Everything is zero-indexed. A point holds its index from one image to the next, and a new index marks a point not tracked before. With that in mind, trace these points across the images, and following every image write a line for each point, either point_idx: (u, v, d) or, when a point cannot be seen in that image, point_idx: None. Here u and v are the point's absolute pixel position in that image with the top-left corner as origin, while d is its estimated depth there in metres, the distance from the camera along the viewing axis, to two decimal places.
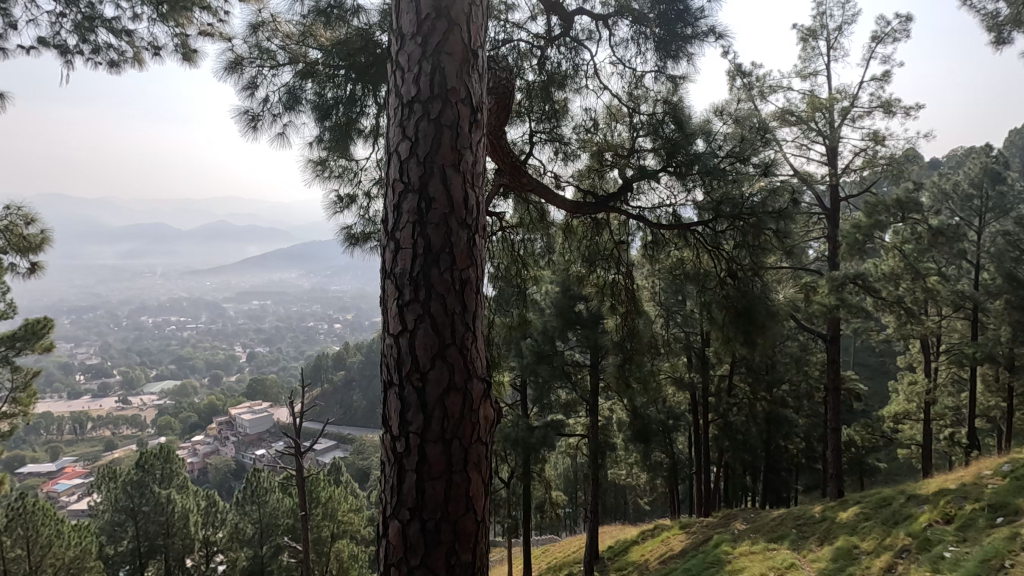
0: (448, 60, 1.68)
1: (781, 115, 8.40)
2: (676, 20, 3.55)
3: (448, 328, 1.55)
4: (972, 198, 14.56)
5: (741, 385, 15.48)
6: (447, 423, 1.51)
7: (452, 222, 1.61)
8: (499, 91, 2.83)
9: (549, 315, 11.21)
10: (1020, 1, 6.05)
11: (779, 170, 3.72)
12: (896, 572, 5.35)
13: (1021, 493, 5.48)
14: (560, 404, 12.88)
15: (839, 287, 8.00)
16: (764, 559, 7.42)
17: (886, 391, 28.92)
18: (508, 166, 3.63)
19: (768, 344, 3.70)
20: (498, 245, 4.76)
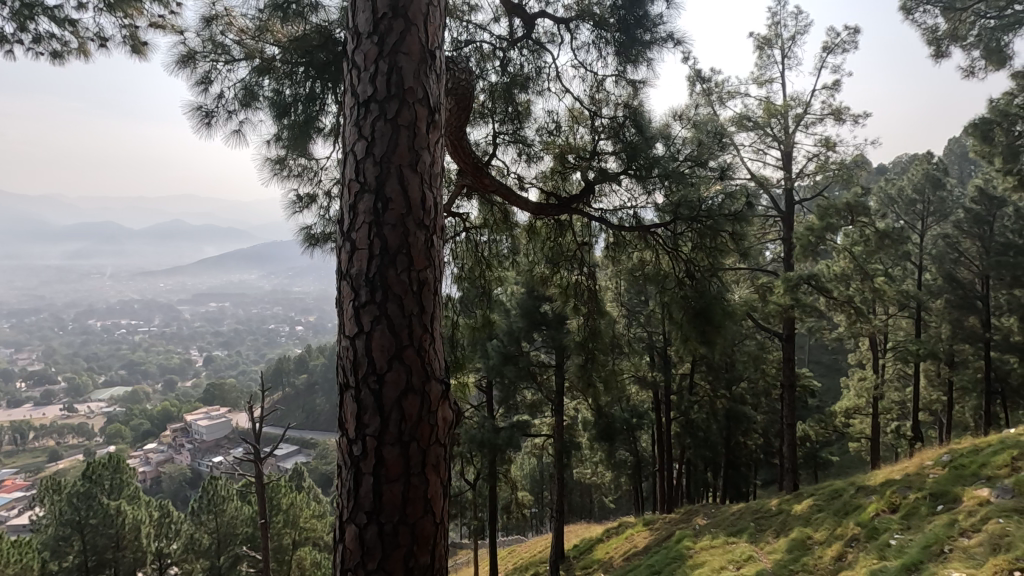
0: (405, 60, 1.67)
1: (739, 120, 8.65)
2: (636, 25, 3.62)
3: (406, 329, 1.54)
4: (915, 203, 15.30)
5: (701, 383, 15.85)
6: (404, 426, 1.50)
7: (409, 222, 1.59)
8: (460, 92, 2.81)
9: (514, 315, 11.25)
10: (956, 17, 6.42)
11: (734, 174, 3.86)
12: (847, 561, 5.58)
13: (959, 482, 5.81)
14: (526, 404, 12.91)
15: (794, 287, 8.31)
16: (724, 552, 7.62)
17: (838, 388, 30.17)
18: (470, 167, 3.60)
19: (725, 343, 3.79)
20: (460, 246, 4.75)
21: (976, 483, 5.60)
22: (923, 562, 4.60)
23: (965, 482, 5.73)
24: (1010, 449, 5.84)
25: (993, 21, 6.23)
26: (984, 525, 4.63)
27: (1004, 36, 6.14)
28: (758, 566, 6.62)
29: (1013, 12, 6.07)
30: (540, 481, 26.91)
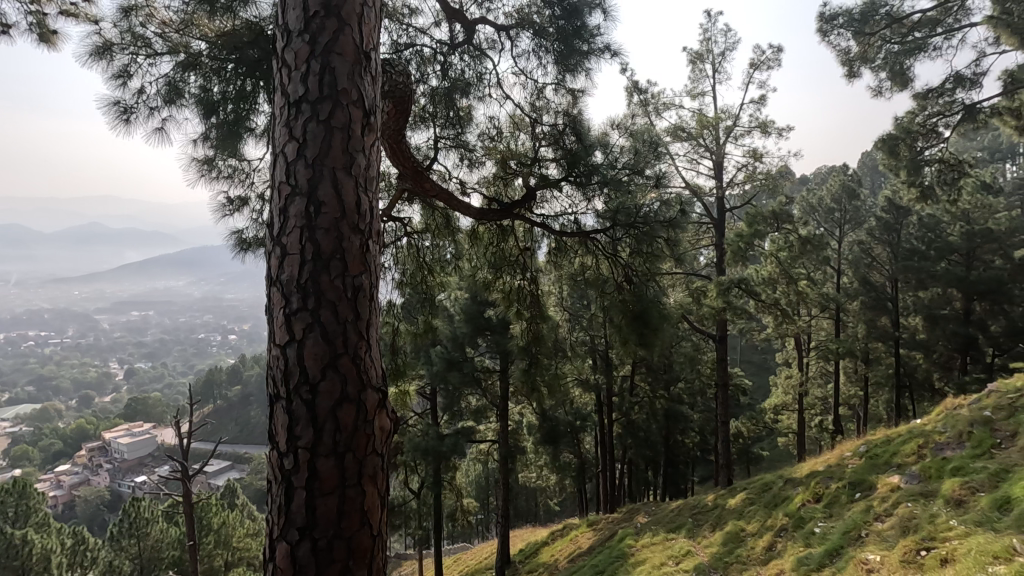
0: (339, 61, 1.63)
1: (674, 130, 9.01)
2: (574, 35, 3.69)
3: (341, 337, 1.49)
4: (833, 211, 16.41)
5: (641, 384, 16.30)
6: (339, 436, 1.45)
7: (344, 227, 1.55)
8: (398, 96, 2.77)
9: (458, 321, 11.16)
10: (867, 41, 6.95)
11: (669, 182, 4.01)
12: (776, 550, 5.88)
13: (874, 470, 6.26)
14: (470, 410, 12.86)
15: (725, 291, 8.71)
16: (664, 548, 7.85)
17: (767, 386, 31.92)
18: (410, 170, 3.56)
19: (662, 344, 3.94)
20: (401, 251, 4.67)
21: (888, 471, 6.05)
22: (843, 546, 4.93)
23: (879, 470, 6.18)
24: (917, 438, 6.36)
25: (897, 46, 6.85)
26: (895, 509, 5.01)
27: (906, 60, 6.83)
28: (696, 560, 6.85)
29: (913, 38, 6.75)
30: (486, 487, 26.84)
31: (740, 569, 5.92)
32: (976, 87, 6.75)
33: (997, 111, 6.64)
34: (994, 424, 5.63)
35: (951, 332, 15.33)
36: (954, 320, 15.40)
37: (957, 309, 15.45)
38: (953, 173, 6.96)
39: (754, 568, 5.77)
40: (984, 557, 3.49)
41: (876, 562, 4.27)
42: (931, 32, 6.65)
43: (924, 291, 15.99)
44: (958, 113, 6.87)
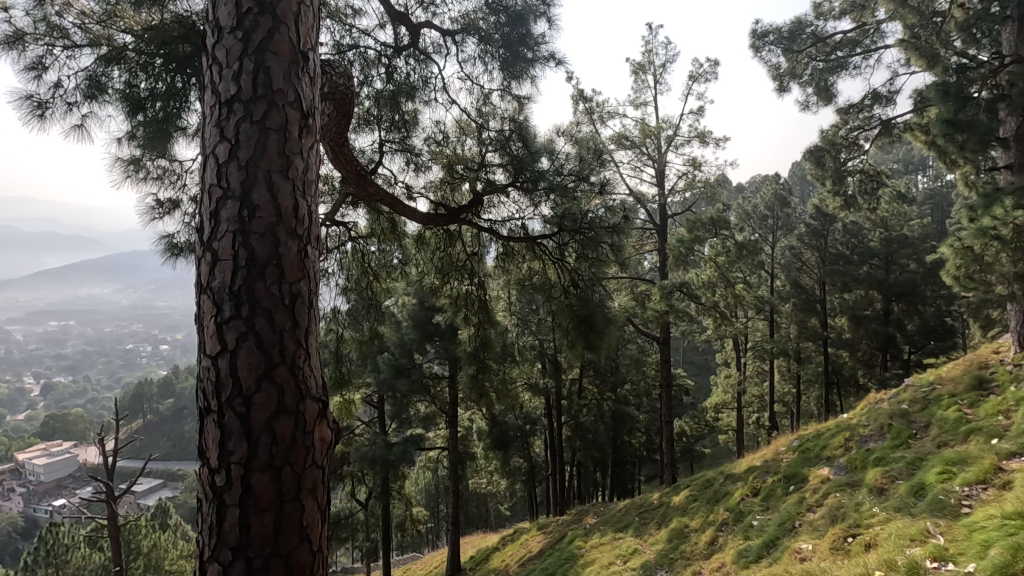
0: (274, 60, 1.58)
1: (618, 138, 9.24)
2: (519, 43, 3.73)
3: (277, 346, 1.43)
4: (766, 218, 17.30)
5: (589, 387, 16.58)
6: (275, 449, 1.39)
7: (280, 231, 1.50)
8: (339, 98, 2.71)
9: (406, 327, 11.00)
10: (795, 57, 7.36)
11: (614, 189, 4.11)
12: (718, 544, 6.09)
13: (806, 463, 6.62)
14: (419, 417, 12.69)
15: (668, 295, 9.02)
16: (612, 548, 7.99)
17: (708, 386, 33.25)
18: (353, 174, 3.48)
19: (608, 347, 4.06)
20: (346, 256, 4.56)
21: (819, 463, 6.40)
22: (780, 537, 5.17)
23: (810, 463, 6.53)
24: (844, 431, 6.77)
25: (822, 64, 7.30)
26: (826, 499, 5.30)
27: (830, 78, 7.28)
28: (643, 558, 7.00)
29: (836, 57, 7.23)
30: (436, 495, 26.52)
31: (685, 564, 6.09)
32: (891, 104, 7.29)
33: (909, 127, 7.20)
34: (911, 416, 6.07)
35: (872, 331, 16.44)
36: (874, 320, 16.53)
37: (877, 310, 16.60)
38: (872, 184, 7.50)
39: (698, 562, 5.96)
40: (903, 540, 3.75)
41: (808, 550, 4.49)
42: (851, 52, 7.15)
43: (848, 293, 17.09)
44: (875, 128, 7.41)
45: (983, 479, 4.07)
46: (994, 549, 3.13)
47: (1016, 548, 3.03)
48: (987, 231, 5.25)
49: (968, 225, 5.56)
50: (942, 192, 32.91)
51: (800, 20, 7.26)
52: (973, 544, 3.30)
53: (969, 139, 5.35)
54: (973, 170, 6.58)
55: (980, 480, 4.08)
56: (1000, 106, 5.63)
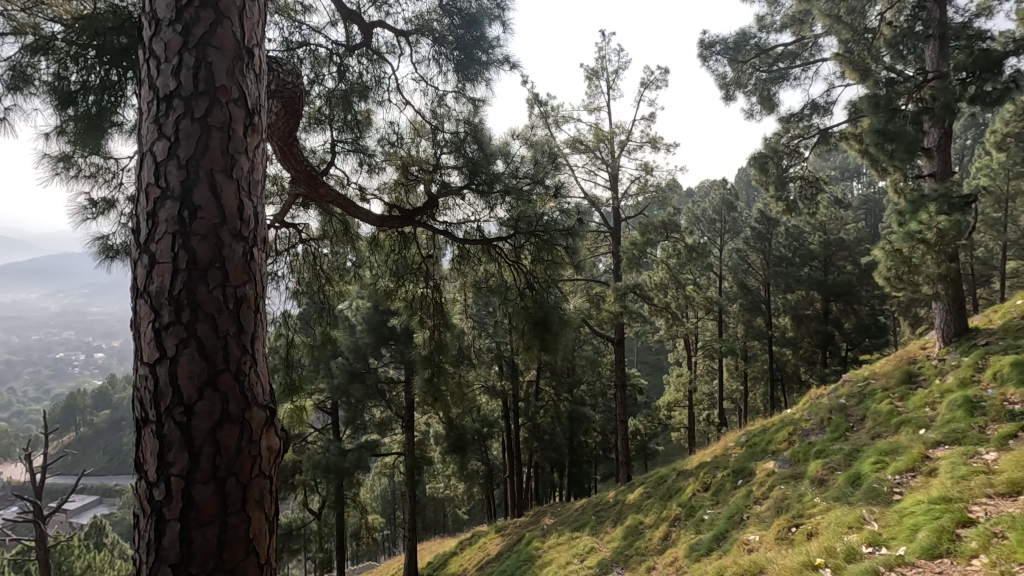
0: (216, 55, 1.52)
1: (573, 142, 9.38)
2: (474, 45, 3.72)
3: (220, 352, 1.38)
4: (715, 222, 17.93)
5: (546, 388, 16.69)
6: (219, 459, 1.34)
7: (223, 233, 1.44)
8: (288, 97, 2.64)
9: (360, 331, 10.81)
10: (741, 67, 7.65)
11: (569, 193, 4.17)
12: (671, 539, 6.25)
13: (753, 457, 6.87)
14: (375, 422, 12.47)
15: (622, 297, 9.24)
16: (569, 548, 8.06)
17: (660, 385, 34.17)
18: (303, 174, 3.39)
19: (563, 349, 4.09)
20: (297, 259, 4.43)
21: (765, 457, 6.67)
22: (729, 530, 5.36)
23: (757, 458, 6.79)
24: (788, 426, 7.07)
25: (765, 74, 7.64)
26: (771, 492, 5.52)
27: (773, 88, 7.62)
28: (599, 556, 7.10)
29: (778, 68, 7.57)
30: (392, 501, 26.14)
31: (640, 561, 6.21)
32: (828, 114, 7.69)
33: (845, 136, 7.61)
34: (848, 410, 6.42)
35: (813, 330, 17.25)
36: (815, 319, 17.36)
37: (817, 309, 17.46)
38: (811, 190, 7.89)
39: (652, 558, 6.08)
40: (841, 528, 3.96)
41: (755, 541, 4.66)
42: (791, 64, 7.50)
43: (790, 294, 17.88)
44: (814, 137, 7.80)
45: (913, 467, 4.34)
46: (921, 533, 3.34)
47: (940, 531, 3.25)
48: (914, 234, 5.61)
49: (897, 229, 5.92)
50: (876, 198, 34.92)
51: (744, 31, 7.58)
52: (904, 528, 3.52)
53: (897, 148, 5.73)
54: (902, 177, 7.02)
55: (910, 468, 4.35)
56: (925, 118, 6.03)
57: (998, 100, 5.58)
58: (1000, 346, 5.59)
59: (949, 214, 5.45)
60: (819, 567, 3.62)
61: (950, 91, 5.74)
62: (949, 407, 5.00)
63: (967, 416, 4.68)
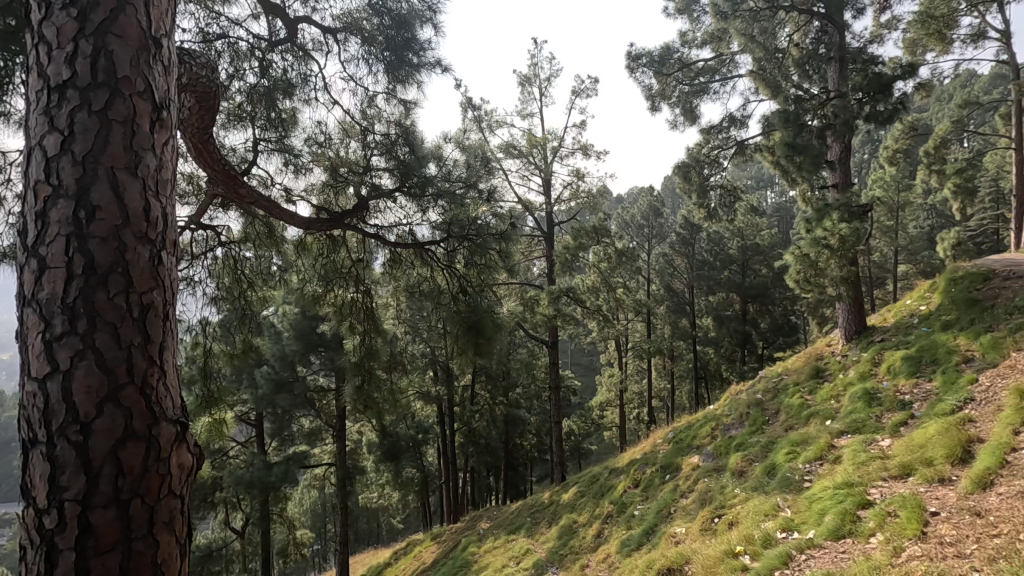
0: (118, 44, 1.41)
1: (506, 147, 9.45)
2: (404, 47, 3.68)
3: (123, 365, 1.28)
4: (643, 227, 18.64)
5: (481, 393, 16.67)
6: (122, 481, 1.23)
7: (126, 235, 1.34)
8: (202, 92, 2.49)
9: (287, 338, 10.36)
10: (666, 80, 8.00)
11: (501, 198, 4.21)
12: (604, 536, 6.40)
13: (679, 453, 7.18)
14: (303, 433, 11.97)
15: (556, 300, 9.41)
16: (505, 551, 8.08)
17: (593, 386, 35.06)
18: (221, 174, 3.21)
19: (498, 353, 4.09)
20: (216, 263, 4.16)
21: (690, 452, 6.98)
22: (657, 524, 5.57)
23: (683, 453, 7.10)
24: (710, 422, 7.43)
25: (688, 88, 8.04)
26: (696, 485, 5.79)
27: (694, 100, 8.04)
28: (535, 557, 7.15)
29: (699, 82, 7.99)
30: (322, 513, 25.22)
31: (573, 559, 6.30)
32: (744, 127, 8.20)
33: (759, 148, 8.14)
34: (764, 405, 6.85)
35: (732, 330, 18.31)
36: (734, 319, 18.42)
37: (736, 310, 18.54)
38: (730, 198, 8.36)
39: (585, 556, 6.19)
40: (759, 516, 4.21)
41: (682, 534, 4.86)
42: (711, 78, 7.95)
43: (712, 296, 18.89)
44: (731, 148, 8.28)
45: (820, 456, 4.69)
46: (828, 516, 3.61)
47: (843, 514, 3.52)
48: (820, 240, 6.07)
49: (805, 235, 6.38)
50: (786, 207, 37.68)
51: (668, 45, 7.94)
52: (813, 512, 3.79)
53: (804, 161, 6.19)
54: (809, 188, 7.59)
55: (818, 457, 4.70)
56: (828, 133, 6.55)
57: (889, 119, 6.15)
58: (892, 342, 6.16)
59: (849, 222, 5.94)
60: (739, 554, 3.83)
61: (849, 109, 6.29)
62: (851, 399, 5.46)
63: (866, 407, 5.12)
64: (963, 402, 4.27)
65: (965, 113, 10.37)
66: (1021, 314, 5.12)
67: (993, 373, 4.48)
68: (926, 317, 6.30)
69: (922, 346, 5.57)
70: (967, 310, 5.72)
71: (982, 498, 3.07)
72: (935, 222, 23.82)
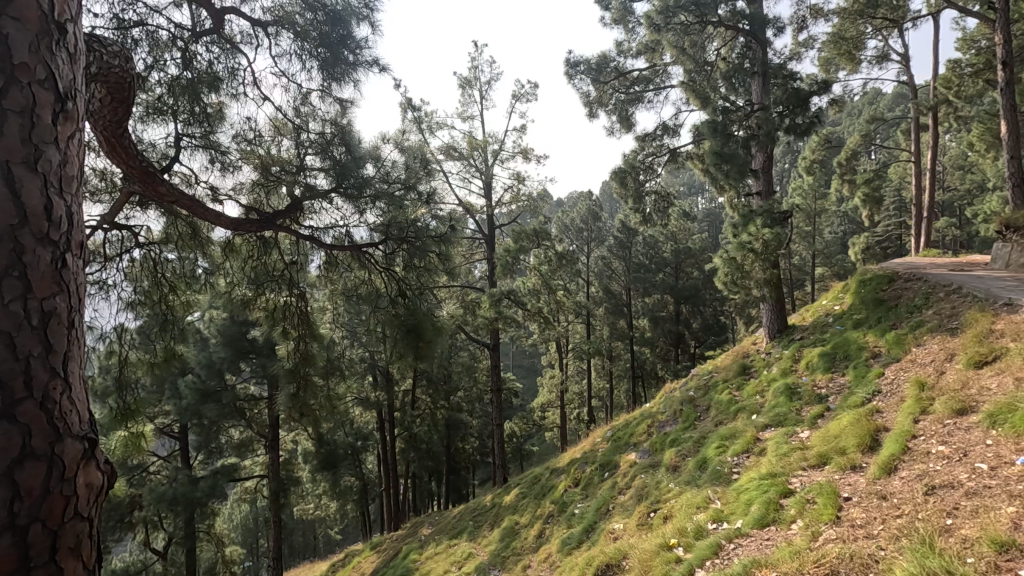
0: (15, 27, 1.28)
1: (446, 149, 9.40)
2: (340, 44, 3.57)
3: (20, 378, 1.17)
4: (582, 231, 19.04)
5: (422, 397, 16.43)
6: (19, 505, 1.12)
7: (24, 236, 1.22)
8: (115, 82, 2.32)
9: (214, 344, 9.83)
10: (603, 87, 8.22)
11: (440, 200, 4.19)
12: (545, 535, 6.47)
13: (617, 451, 7.37)
14: (232, 444, 11.36)
15: (497, 302, 9.45)
16: (448, 556, 7.99)
17: (534, 387, 35.43)
18: (137, 171, 3.00)
19: (438, 356, 4.07)
20: (134, 265, 3.88)
21: (627, 450, 7.18)
22: (597, 521, 5.69)
23: (621, 450, 7.30)
24: (646, 420, 7.68)
25: (623, 96, 8.30)
26: (633, 481, 5.95)
27: (630, 109, 8.31)
28: (477, 560, 7.12)
29: (634, 91, 8.26)
30: (255, 528, 24.11)
31: (515, 560, 6.33)
32: (676, 135, 8.54)
33: (690, 156, 8.51)
34: (695, 401, 7.15)
35: (666, 330, 19.05)
36: (668, 320, 19.17)
37: (670, 311, 19.28)
38: (663, 204, 8.67)
39: (527, 557, 6.22)
40: (691, 509, 4.39)
41: (620, 529, 4.98)
42: (645, 87, 8.24)
43: (648, 297, 19.55)
44: (664, 156, 8.60)
45: (747, 449, 4.93)
46: (754, 506, 3.81)
47: (768, 503, 3.72)
48: (745, 244, 6.41)
49: (732, 239, 6.72)
50: (715, 213, 39.65)
51: (605, 54, 8.15)
52: (740, 503, 4.00)
53: (731, 169, 6.55)
54: (735, 195, 8.00)
55: (744, 449, 4.96)
56: (752, 142, 6.94)
57: (806, 132, 6.58)
58: (810, 340, 6.60)
59: (771, 227, 6.31)
60: (673, 547, 3.98)
61: (771, 121, 6.68)
62: (774, 394, 5.79)
63: (787, 402, 5.45)
64: (871, 395, 4.62)
65: (872, 128, 11.27)
66: (920, 313, 5.60)
67: (896, 367, 4.88)
68: (840, 316, 6.78)
69: (837, 343, 5.99)
70: (874, 310, 6.22)
71: (888, 482, 3.34)
72: (847, 228, 25.75)
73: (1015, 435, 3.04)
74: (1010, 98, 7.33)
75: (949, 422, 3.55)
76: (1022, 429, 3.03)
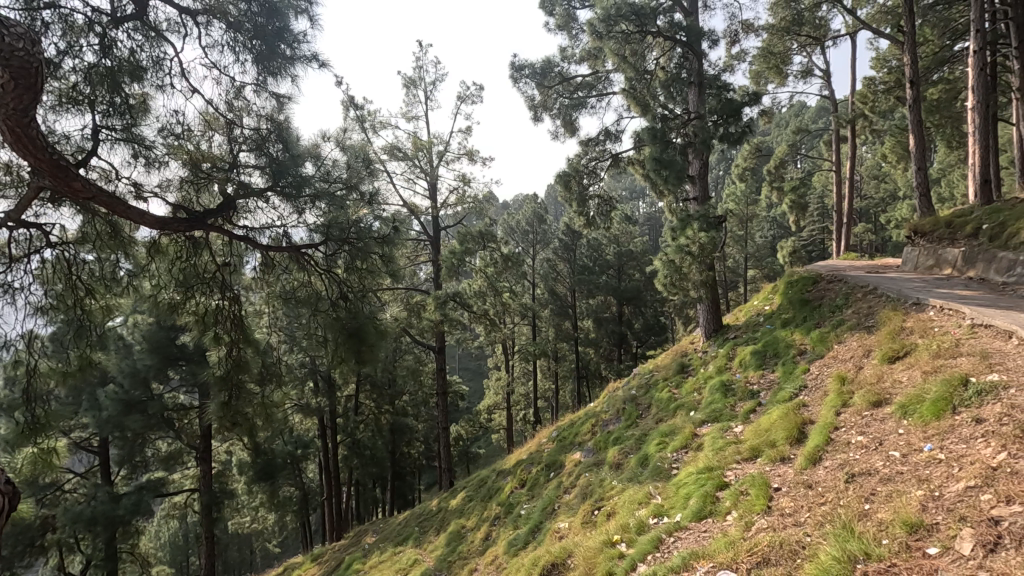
0: None
1: (390, 148, 9.24)
2: (276, 38, 3.45)
3: None
4: (528, 233, 19.17)
5: (366, 402, 16.06)
6: None
7: None
8: (19, 67, 2.14)
9: (139, 351, 9.23)
10: (547, 91, 8.33)
11: (383, 201, 4.12)
12: (491, 537, 6.45)
13: (562, 451, 7.46)
14: (159, 457, 10.70)
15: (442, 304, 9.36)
16: (393, 563, 7.82)
17: (481, 389, 35.37)
18: (46, 164, 2.76)
19: (380, 360, 3.97)
20: (45, 267, 3.60)
21: (572, 449, 7.28)
22: (542, 521, 5.73)
23: (566, 449, 7.40)
24: (590, 419, 7.82)
25: (567, 101, 8.42)
26: (578, 480, 6.04)
27: (573, 113, 8.44)
28: (423, 566, 7.02)
29: (578, 96, 8.41)
30: (185, 546, 22.72)
31: (462, 564, 6.28)
32: (618, 141, 8.75)
33: (631, 161, 8.75)
34: (637, 400, 7.35)
35: (610, 331, 19.52)
36: (611, 321, 19.64)
37: (613, 312, 19.72)
38: (606, 207, 8.86)
39: (474, 560, 6.19)
40: (633, 505, 4.50)
41: (566, 528, 5.04)
42: (588, 93, 8.41)
43: (592, 299, 19.93)
44: (607, 160, 8.80)
45: (686, 444, 5.11)
46: (693, 499, 3.95)
47: (705, 496, 3.87)
48: (683, 247, 6.64)
49: (671, 242, 6.95)
50: (655, 218, 40.98)
51: (549, 59, 8.25)
52: (679, 497, 4.14)
53: (669, 174, 6.78)
54: (674, 199, 8.29)
55: (683, 445, 5.13)
56: (689, 149, 7.21)
57: (738, 140, 6.90)
58: (743, 338, 6.93)
59: (707, 231, 6.54)
60: (616, 543, 4.07)
61: (706, 130, 6.96)
62: (710, 391, 6.04)
63: (723, 398, 5.70)
64: (798, 390, 4.90)
65: (798, 139, 11.98)
66: (841, 312, 5.99)
67: (820, 363, 5.20)
68: (769, 315, 7.15)
69: (767, 341, 6.33)
70: (801, 310, 6.60)
71: (813, 472, 3.55)
72: (776, 233, 27.26)
73: (923, 424, 3.30)
74: (917, 114, 7.97)
75: (867, 413, 3.81)
76: (929, 418, 3.29)
